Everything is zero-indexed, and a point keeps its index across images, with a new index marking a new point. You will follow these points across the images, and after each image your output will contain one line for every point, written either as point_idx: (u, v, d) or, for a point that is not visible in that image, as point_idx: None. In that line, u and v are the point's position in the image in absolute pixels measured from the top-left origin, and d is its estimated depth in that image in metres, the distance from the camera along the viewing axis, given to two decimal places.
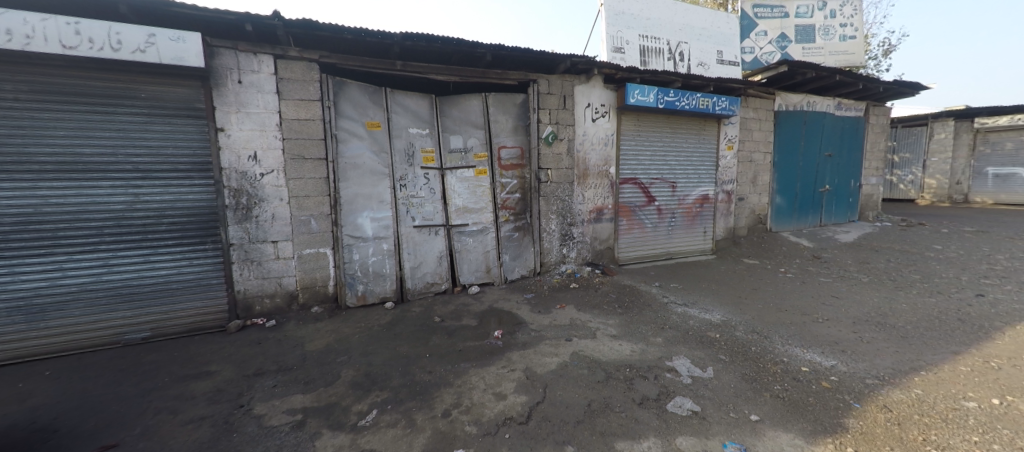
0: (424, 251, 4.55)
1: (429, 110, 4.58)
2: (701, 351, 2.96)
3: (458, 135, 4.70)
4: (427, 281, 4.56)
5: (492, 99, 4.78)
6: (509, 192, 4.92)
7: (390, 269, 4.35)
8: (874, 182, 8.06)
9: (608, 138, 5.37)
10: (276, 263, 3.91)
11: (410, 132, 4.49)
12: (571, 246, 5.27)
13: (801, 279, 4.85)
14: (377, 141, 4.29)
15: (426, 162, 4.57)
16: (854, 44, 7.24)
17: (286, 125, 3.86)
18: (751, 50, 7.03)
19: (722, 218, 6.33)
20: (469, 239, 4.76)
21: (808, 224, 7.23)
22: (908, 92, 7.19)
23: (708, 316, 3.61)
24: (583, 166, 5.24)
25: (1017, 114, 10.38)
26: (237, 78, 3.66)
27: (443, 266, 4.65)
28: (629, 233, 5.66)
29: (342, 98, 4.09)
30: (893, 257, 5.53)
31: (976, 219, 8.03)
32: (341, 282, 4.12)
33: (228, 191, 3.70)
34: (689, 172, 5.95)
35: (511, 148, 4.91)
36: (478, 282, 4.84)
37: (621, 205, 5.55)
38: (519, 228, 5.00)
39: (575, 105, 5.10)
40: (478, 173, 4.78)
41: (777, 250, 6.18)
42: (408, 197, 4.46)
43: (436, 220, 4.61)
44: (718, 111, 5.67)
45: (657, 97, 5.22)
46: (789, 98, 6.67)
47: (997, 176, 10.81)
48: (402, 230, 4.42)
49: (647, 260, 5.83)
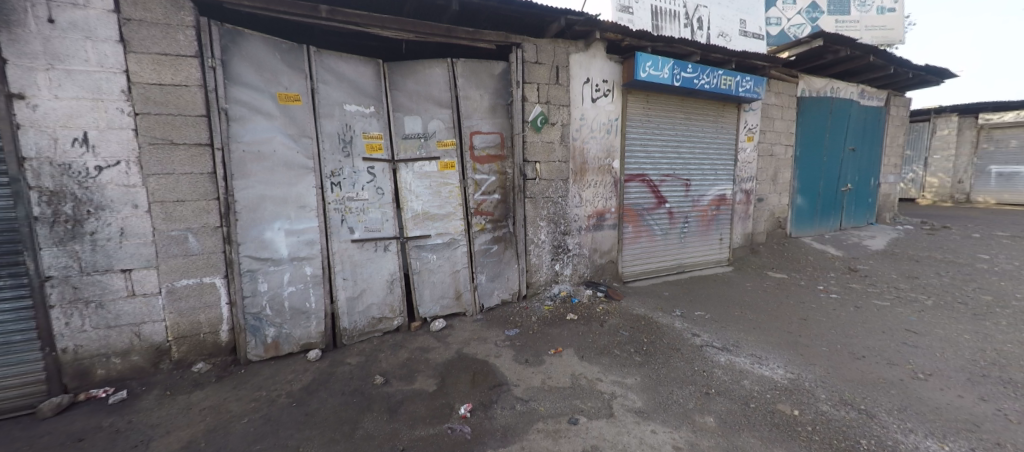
0: (368, 275, 3.31)
1: (374, 81, 3.32)
2: (782, 448, 1.90)
3: (415, 116, 3.46)
4: (374, 316, 3.33)
5: (463, 67, 3.54)
6: (485, 193, 3.74)
7: (318, 305, 3.08)
8: (892, 180, 7.33)
9: (612, 124, 4.23)
10: (130, 303, 2.58)
11: (347, 110, 3.22)
12: (565, 262, 4.16)
13: (852, 302, 3.92)
14: (296, 122, 3.01)
15: (370, 152, 3.32)
16: (892, 18, 6.51)
17: (137, 92, 2.50)
18: (778, 21, 6.08)
19: (740, 222, 5.35)
20: (432, 255, 3.56)
21: (827, 227, 6.38)
22: (937, 81, 6.45)
23: (768, 372, 2.55)
24: (581, 158, 4.11)
25: (1023, 110, 10.27)
26: (45, 15, 2.28)
27: (395, 293, 3.42)
28: (635, 243, 4.60)
29: (235, 55, 2.76)
30: (943, 271, 4.76)
31: (998, 222, 7.45)
32: (238, 327, 2.83)
33: (38, 196, 2.33)
34: (705, 167, 4.92)
35: (487, 134, 3.70)
36: (445, 314, 3.65)
37: (626, 208, 4.47)
38: (499, 239, 3.84)
39: (572, 81, 3.95)
40: (443, 167, 3.56)
41: (804, 260, 5.30)
42: (345, 199, 3.21)
43: (385, 231, 3.38)
44: (742, 93, 4.64)
45: (673, 72, 4.12)
46: (814, 82, 5.76)
47: (1001, 175, 10.79)
48: (334, 248, 3.15)
49: (656, 276, 4.80)
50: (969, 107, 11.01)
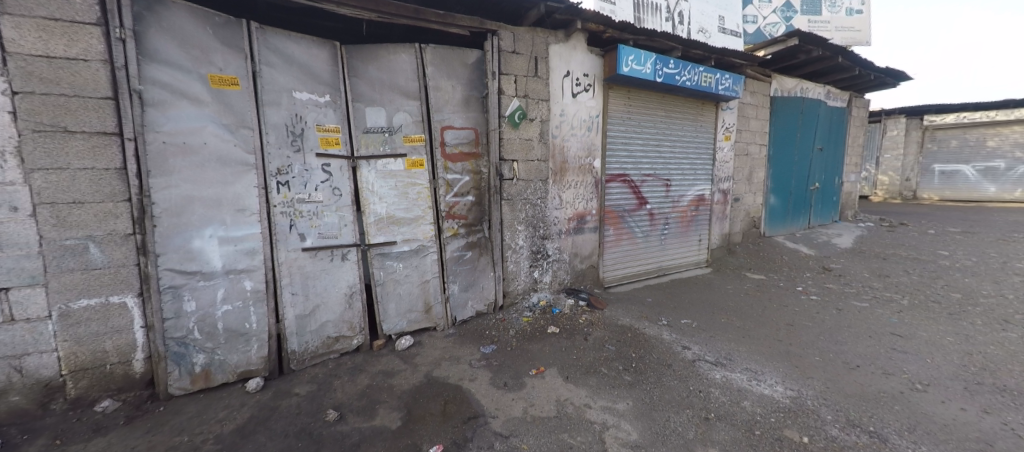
0: (323, 288, 2.88)
1: (330, 65, 2.90)
2: None
3: (378, 108, 3.07)
4: (330, 335, 2.90)
5: (432, 53, 3.18)
6: (458, 194, 3.39)
7: (260, 325, 2.63)
8: (853, 179, 7.58)
9: (593, 121, 3.99)
10: (8, 332, 2.05)
11: (297, 98, 2.79)
12: (544, 268, 3.88)
13: (834, 304, 3.86)
14: (233, 110, 2.55)
15: (325, 148, 2.90)
16: (859, 20, 6.72)
17: (16, 65, 1.99)
18: (754, 19, 6.18)
19: (718, 223, 5.27)
20: (397, 264, 3.18)
21: (798, 227, 6.47)
22: (893, 83, 6.70)
23: (768, 391, 2.35)
24: (560, 157, 3.84)
25: (964, 112, 11.28)
26: None
27: (355, 308, 3.01)
28: (616, 246, 4.39)
29: (153, 26, 2.26)
30: (910, 268, 4.86)
31: (948, 218, 7.88)
32: (156, 355, 2.34)
33: None
34: (685, 168, 4.79)
35: (460, 129, 3.35)
36: (413, 329, 3.27)
37: (607, 209, 4.24)
38: (473, 244, 3.50)
39: (551, 74, 3.67)
40: (411, 166, 3.19)
41: (779, 260, 5.30)
42: (295, 201, 2.78)
43: (343, 238, 2.97)
44: (722, 92, 4.54)
45: (656, 67, 3.93)
46: (785, 83, 5.79)
47: (944, 173, 11.70)
48: (281, 258, 2.71)
49: (637, 279, 4.61)
50: (916, 109, 11.74)
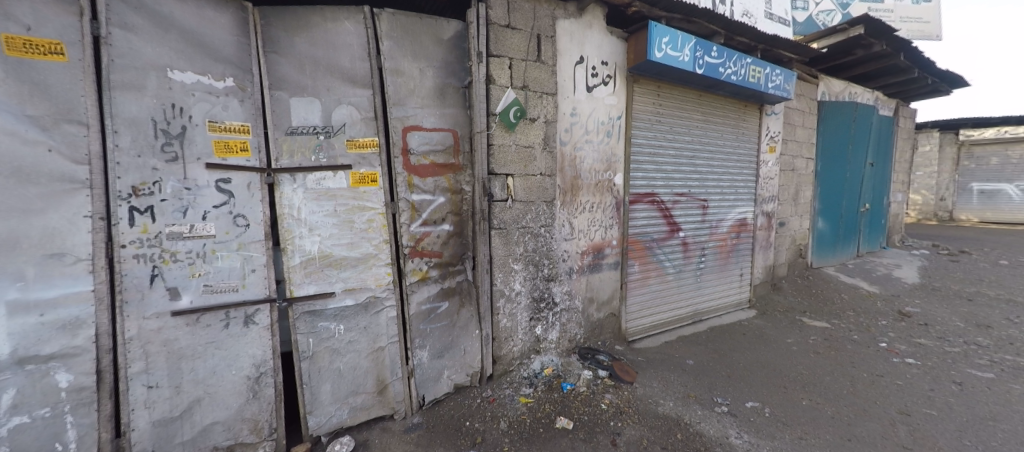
0: (210, 369, 1.87)
1: (234, 35, 1.93)
2: None
3: (310, 100, 2.09)
4: (218, 445, 1.89)
5: (390, 23, 2.24)
6: (427, 223, 2.41)
7: (83, 445, 1.62)
8: (900, 199, 6.63)
9: (614, 124, 3.02)
10: None
11: (174, 80, 1.79)
12: (551, 321, 2.86)
13: (946, 374, 2.82)
14: (48, 95, 1.57)
15: (221, 155, 1.90)
16: (926, 10, 6.37)
17: None
18: (805, 5, 5.30)
19: (761, 253, 4.26)
20: (336, 326, 2.17)
21: (848, 255, 5.45)
22: (947, 91, 5.82)
23: None
24: (571, 171, 2.86)
25: (1005, 126, 10.48)
26: None
27: (263, 398, 1.99)
28: (643, 288, 3.38)
29: None
30: (1015, 315, 3.82)
31: (1013, 246, 6.86)
32: None
33: None
34: (725, 186, 3.81)
35: (432, 131, 2.39)
36: (359, 421, 2.24)
37: (631, 239, 3.24)
38: (450, 292, 2.50)
39: (560, 59, 2.73)
40: (358, 182, 2.20)
41: (839, 301, 4.28)
42: (163, 237, 1.78)
43: (247, 291, 1.95)
44: (772, 89, 3.59)
45: (695, 54, 2.98)
46: (832, 85, 4.86)
47: (983, 192, 10.95)
48: (131, 333, 1.70)
49: (668, 328, 3.58)
50: (951, 123, 10.99)
